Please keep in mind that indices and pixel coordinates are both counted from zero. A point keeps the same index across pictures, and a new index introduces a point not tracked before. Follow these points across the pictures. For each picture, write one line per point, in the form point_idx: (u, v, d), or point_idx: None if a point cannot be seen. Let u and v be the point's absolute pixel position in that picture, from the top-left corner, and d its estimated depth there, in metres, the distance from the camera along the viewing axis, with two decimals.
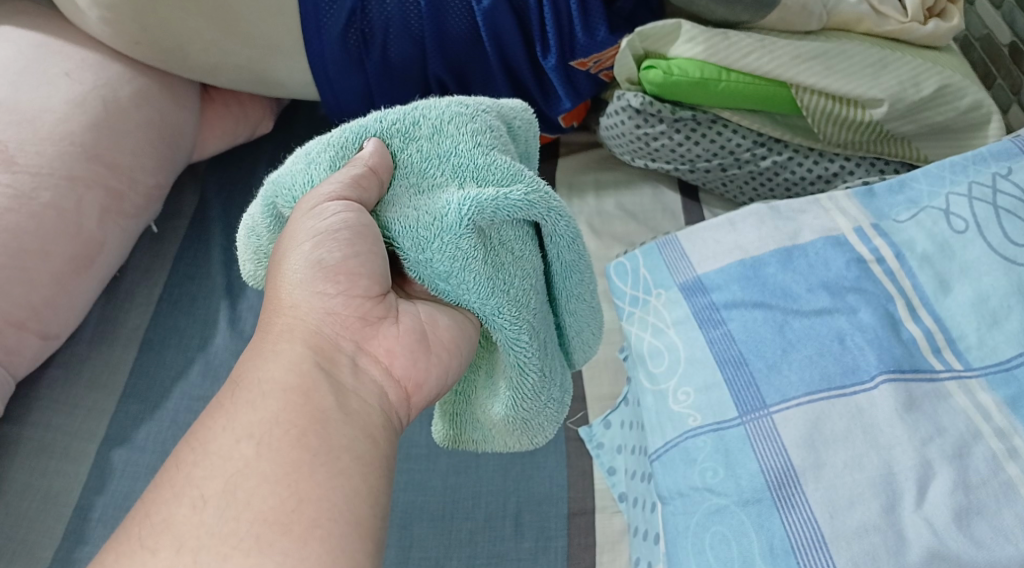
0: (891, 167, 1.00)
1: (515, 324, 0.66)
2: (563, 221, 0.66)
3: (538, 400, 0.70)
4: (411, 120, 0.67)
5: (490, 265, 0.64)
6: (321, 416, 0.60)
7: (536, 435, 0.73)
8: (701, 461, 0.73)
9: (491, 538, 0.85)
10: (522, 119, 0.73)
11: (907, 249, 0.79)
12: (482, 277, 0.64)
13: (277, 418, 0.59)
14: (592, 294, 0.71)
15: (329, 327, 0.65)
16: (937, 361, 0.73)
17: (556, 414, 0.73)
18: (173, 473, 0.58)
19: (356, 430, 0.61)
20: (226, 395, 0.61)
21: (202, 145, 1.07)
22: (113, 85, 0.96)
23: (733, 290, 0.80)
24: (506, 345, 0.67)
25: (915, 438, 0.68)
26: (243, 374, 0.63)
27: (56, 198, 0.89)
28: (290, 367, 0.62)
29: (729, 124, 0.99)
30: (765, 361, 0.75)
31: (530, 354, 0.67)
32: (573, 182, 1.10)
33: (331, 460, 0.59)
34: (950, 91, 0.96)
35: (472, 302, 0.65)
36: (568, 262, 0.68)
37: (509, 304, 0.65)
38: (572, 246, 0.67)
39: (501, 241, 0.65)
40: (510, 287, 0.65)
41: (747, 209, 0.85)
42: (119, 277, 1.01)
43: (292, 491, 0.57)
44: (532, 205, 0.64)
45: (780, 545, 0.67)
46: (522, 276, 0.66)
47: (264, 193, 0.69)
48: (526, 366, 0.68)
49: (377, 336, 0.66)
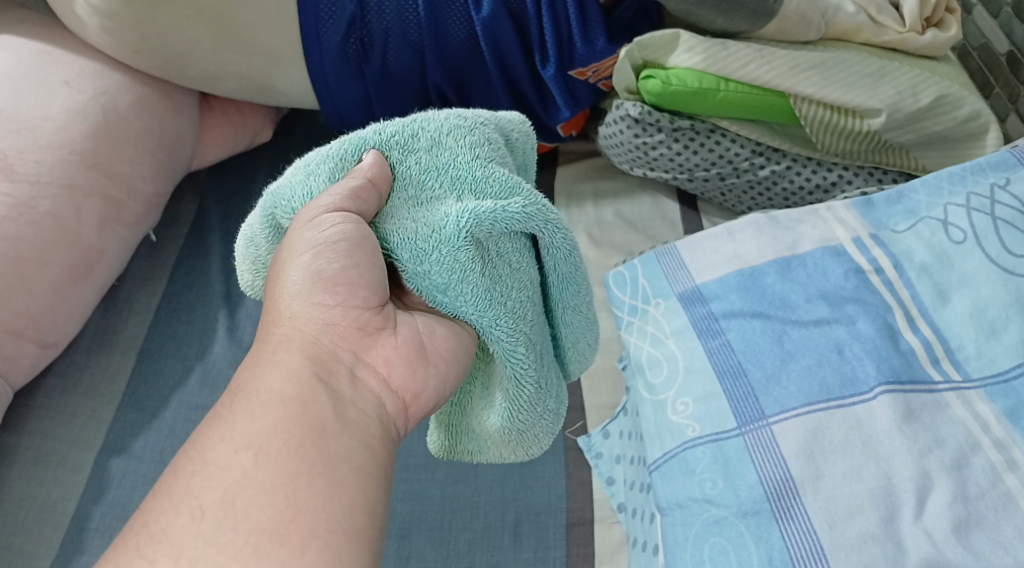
0: (890, 177, 1.00)
1: (512, 335, 0.65)
2: (560, 233, 0.66)
3: (534, 411, 0.70)
4: (410, 132, 0.67)
5: (488, 277, 0.64)
6: (319, 426, 0.60)
7: (532, 446, 0.73)
8: (700, 472, 0.73)
9: (490, 549, 0.85)
10: (520, 132, 0.73)
11: (906, 259, 0.79)
12: (480, 289, 0.64)
13: (275, 428, 0.59)
14: (589, 305, 0.71)
15: (328, 337, 0.65)
16: (936, 372, 0.73)
17: (552, 425, 0.72)
18: (171, 484, 0.58)
19: (353, 440, 0.61)
20: (224, 405, 0.61)
21: (202, 153, 1.07)
22: (113, 94, 0.96)
23: (732, 300, 0.80)
24: (503, 356, 0.67)
25: (915, 449, 0.68)
26: (241, 384, 0.63)
27: (55, 207, 0.89)
28: (287, 377, 0.62)
29: (728, 133, 1.00)
30: (764, 371, 0.75)
31: (527, 366, 0.67)
32: (572, 190, 1.10)
33: (329, 470, 0.58)
34: (949, 101, 0.96)
35: (470, 314, 0.65)
36: (565, 275, 0.68)
37: (507, 316, 0.65)
38: (569, 258, 0.67)
39: (499, 253, 0.65)
40: (508, 299, 0.65)
41: (746, 219, 0.85)
42: (117, 285, 1.01)
43: (289, 501, 0.57)
44: (529, 217, 0.64)
45: (780, 556, 0.67)
46: (520, 288, 0.66)
47: (263, 204, 0.69)
48: (522, 378, 0.67)
49: (375, 346, 0.66)
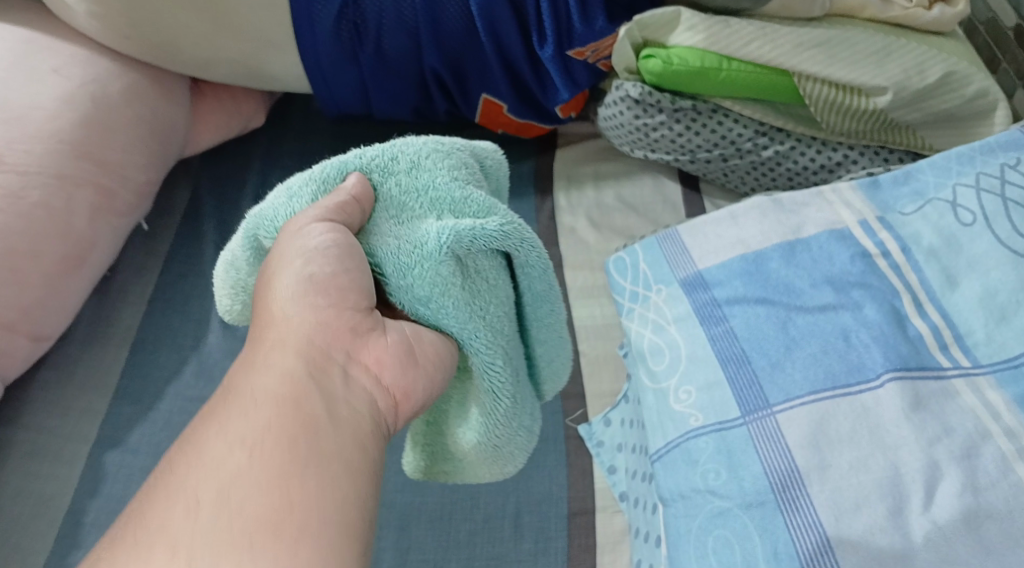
0: (896, 156, 0.98)
1: (491, 349, 0.65)
2: (535, 252, 0.65)
3: (510, 427, 0.68)
4: (389, 155, 0.67)
5: (468, 292, 0.64)
6: (313, 425, 0.59)
7: (507, 465, 0.72)
8: (703, 463, 0.71)
9: (490, 540, 0.84)
10: (496, 158, 0.72)
11: (913, 243, 0.77)
12: (460, 303, 0.64)
13: (269, 427, 0.58)
14: (563, 325, 0.69)
15: (319, 336, 0.63)
16: (944, 358, 0.72)
17: (527, 444, 0.71)
18: (167, 481, 0.57)
19: (345, 438, 0.59)
20: (217, 404, 0.60)
21: (194, 140, 1.06)
22: (103, 81, 0.94)
23: (735, 286, 0.78)
24: (481, 370, 0.66)
25: (923, 438, 0.67)
26: (233, 385, 0.61)
27: (46, 197, 0.88)
28: (280, 376, 0.60)
29: (731, 113, 0.97)
30: (769, 359, 0.73)
31: (505, 379, 0.66)
32: (572, 173, 1.08)
33: (322, 467, 0.57)
34: (956, 78, 0.94)
35: (451, 327, 0.65)
36: (541, 293, 0.67)
37: (486, 329, 0.65)
38: (544, 277, 0.66)
39: (478, 269, 0.64)
40: (487, 312, 0.65)
41: (750, 202, 0.83)
42: (110, 275, 1.00)
43: (278, 495, 0.55)
44: (507, 237, 0.63)
45: (785, 549, 0.65)
46: (498, 302, 0.65)
47: (245, 227, 0.68)
48: (499, 392, 0.66)
49: (367, 345, 0.64)
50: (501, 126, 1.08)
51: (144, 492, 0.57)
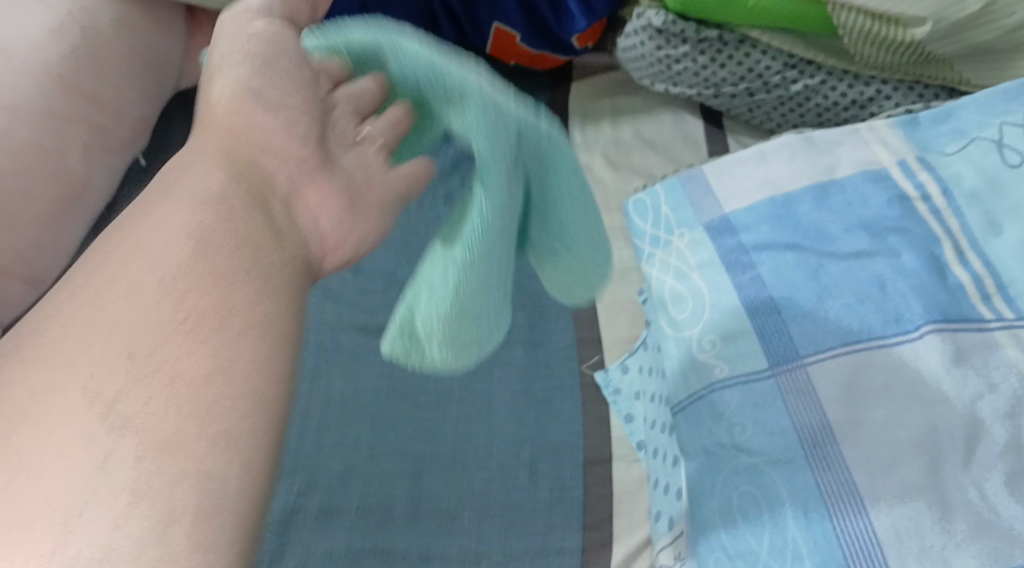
0: (931, 91, 0.92)
1: (498, 158, 0.58)
2: (551, 124, 0.61)
3: (485, 270, 0.59)
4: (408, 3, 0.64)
5: (486, 95, 0.58)
6: (218, 282, 0.58)
7: (469, 342, 0.61)
8: (729, 416, 0.68)
9: (505, 490, 0.82)
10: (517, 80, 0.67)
11: (955, 186, 0.73)
12: (478, 103, 0.58)
13: (162, 286, 0.57)
14: (586, 232, 0.64)
15: (266, 156, 0.61)
16: (987, 310, 0.68)
17: (492, 322, 0.62)
18: (69, 327, 0.56)
19: (258, 287, 0.58)
20: (125, 225, 0.60)
21: (191, 72, 1.01)
22: (92, 11, 0.89)
23: (764, 231, 0.74)
24: (481, 184, 0.58)
25: (963, 394, 0.64)
26: (144, 219, 0.60)
27: (35, 135, 0.83)
28: (202, 197, 0.60)
29: (759, 44, 0.92)
30: (799, 308, 0.70)
31: (496, 212, 0.58)
32: (588, 109, 1.03)
33: (210, 391, 0.54)
34: (997, 8, 0.84)
35: (465, 116, 0.58)
36: (559, 180, 0.62)
37: (498, 141, 0.58)
38: (564, 169, 0.62)
39: (495, 95, 0.59)
40: (501, 125, 0.59)
41: (780, 140, 0.79)
42: (106, 214, 0.95)
43: (191, 415, 0.53)
44: (524, 104, 0.61)
45: (815, 507, 0.63)
46: (509, 131, 0.59)
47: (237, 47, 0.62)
48: (487, 213, 0.58)
49: (309, 185, 0.62)
50: (514, 58, 1.03)
51: (50, 317, 0.57)
